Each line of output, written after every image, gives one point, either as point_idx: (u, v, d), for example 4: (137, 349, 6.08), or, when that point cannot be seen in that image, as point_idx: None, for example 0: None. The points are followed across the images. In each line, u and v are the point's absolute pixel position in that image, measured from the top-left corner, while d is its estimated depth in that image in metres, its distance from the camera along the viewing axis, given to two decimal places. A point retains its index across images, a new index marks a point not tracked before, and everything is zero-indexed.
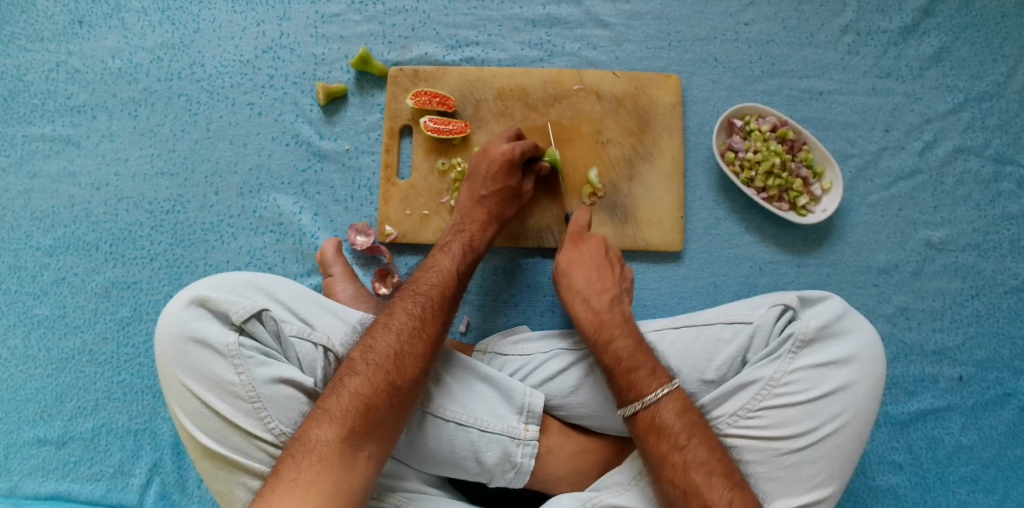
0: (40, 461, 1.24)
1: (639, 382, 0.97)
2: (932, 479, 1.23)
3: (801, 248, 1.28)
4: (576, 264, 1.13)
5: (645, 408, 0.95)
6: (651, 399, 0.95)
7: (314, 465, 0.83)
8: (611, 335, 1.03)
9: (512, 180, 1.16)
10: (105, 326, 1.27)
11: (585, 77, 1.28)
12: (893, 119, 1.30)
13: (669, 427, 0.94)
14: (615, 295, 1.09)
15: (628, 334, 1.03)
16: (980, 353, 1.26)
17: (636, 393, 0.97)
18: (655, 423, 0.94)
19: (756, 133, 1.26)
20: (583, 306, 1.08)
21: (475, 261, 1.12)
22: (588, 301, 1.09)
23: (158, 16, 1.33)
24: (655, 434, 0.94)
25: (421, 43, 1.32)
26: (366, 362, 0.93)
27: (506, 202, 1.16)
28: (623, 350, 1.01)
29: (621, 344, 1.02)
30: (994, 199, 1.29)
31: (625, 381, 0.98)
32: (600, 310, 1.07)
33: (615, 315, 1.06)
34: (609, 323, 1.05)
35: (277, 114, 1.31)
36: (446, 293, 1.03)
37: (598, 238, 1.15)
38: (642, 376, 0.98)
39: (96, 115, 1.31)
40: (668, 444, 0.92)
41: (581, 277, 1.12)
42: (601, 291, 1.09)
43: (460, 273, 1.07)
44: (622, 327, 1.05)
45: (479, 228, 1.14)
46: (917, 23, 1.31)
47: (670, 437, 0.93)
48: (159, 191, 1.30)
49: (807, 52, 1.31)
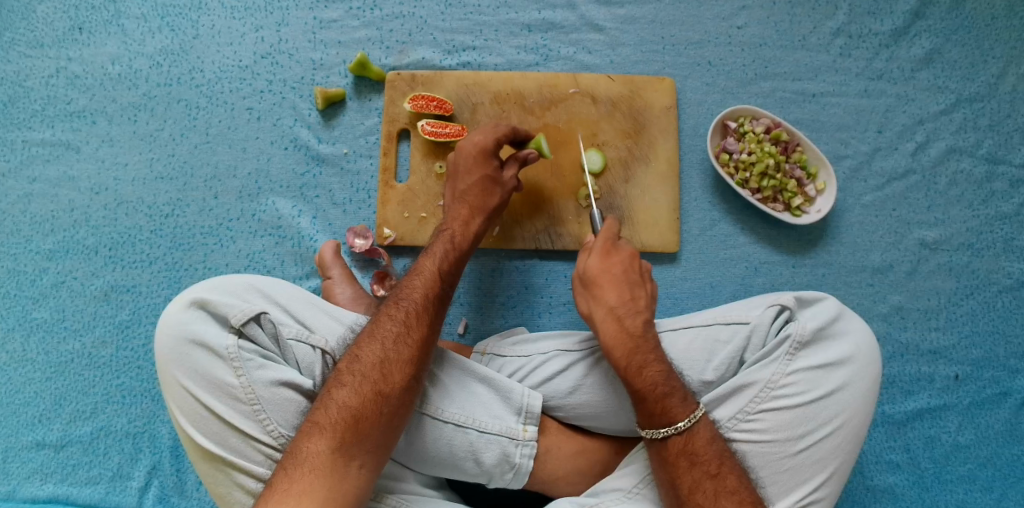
0: (38, 465, 1.24)
1: (673, 409, 0.95)
2: (930, 478, 1.24)
3: (796, 248, 1.29)
4: (609, 280, 1.07)
5: (678, 433, 0.94)
6: (684, 425, 0.94)
7: (305, 476, 0.84)
8: (645, 360, 0.99)
9: (493, 172, 1.16)
10: (104, 329, 1.28)
11: (580, 80, 1.29)
12: (886, 121, 1.31)
13: (701, 454, 0.93)
14: (648, 317, 1.05)
15: (660, 360, 1.00)
16: (976, 352, 1.27)
17: (669, 418, 0.95)
18: (687, 450, 0.94)
19: (749, 134, 1.27)
20: (615, 328, 1.03)
21: (459, 259, 1.10)
22: (621, 323, 1.03)
23: (158, 22, 1.34)
24: (687, 461, 0.93)
25: (418, 48, 1.33)
26: (352, 372, 0.93)
27: (490, 193, 1.16)
28: (658, 376, 0.98)
29: (655, 371, 0.98)
30: (987, 199, 1.30)
31: (658, 407, 0.96)
32: (633, 334, 1.02)
33: (648, 341, 1.02)
34: (642, 348, 1.01)
35: (275, 118, 1.32)
36: (429, 296, 1.02)
37: (631, 250, 1.10)
38: (675, 402, 0.96)
39: (96, 120, 1.32)
40: (701, 472, 0.92)
41: (615, 295, 1.06)
42: (636, 313, 1.04)
43: (443, 272, 1.07)
44: (654, 353, 1.01)
45: (461, 225, 1.13)
46: (907, 25, 1.33)
47: (702, 464, 0.93)
48: (159, 196, 1.31)
49: (800, 54, 1.33)
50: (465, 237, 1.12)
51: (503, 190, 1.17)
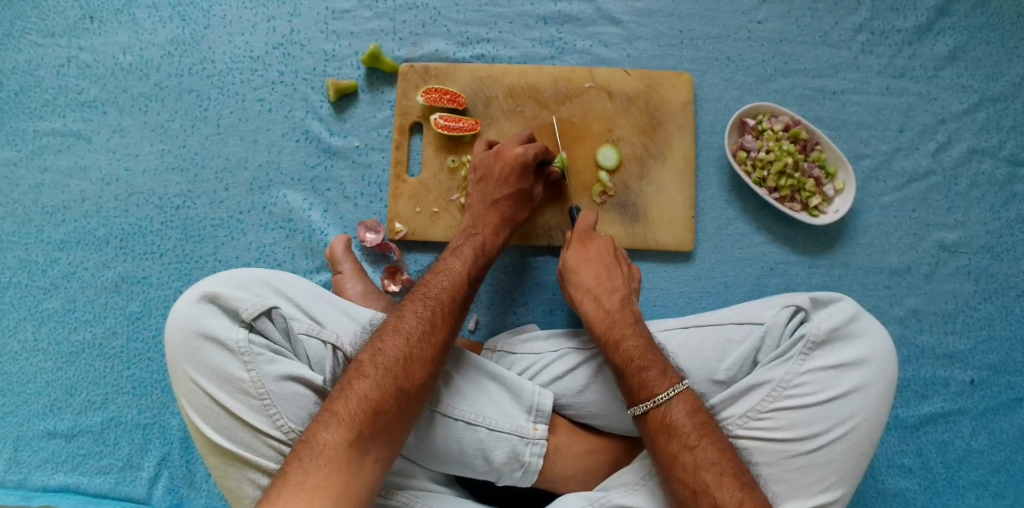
0: (49, 453, 1.25)
1: (650, 381, 0.96)
2: (942, 483, 1.23)
3: (812, 248, 1.27)
4: (585, 264, 1.12)
5: (656, 407, 0.94)
6: (662, 397, 0.94)
7: (321, 469, 0.83)
8: (622, 334, 1.03)
9: (527, 185, 1.16)
10: (114, 320, 1.28)
11: (596, 74, 1.27)
12: (907, 119, 1.29)
13: (680, 427, 0.92)
14: (625, 294, 1.10)
15: (638, 333, 1.03)
16: (992, 357, 1.25)
17: (647, 392, 0.95)
18: (665, 423, 0.93)
19: (768, 132, 1.25)
20: (593, 307, 1.08)
21: (486, 265, 1.11)
22: (598, 300, 1.08)
23: (170, 11, 1.33)
24: (666, 434, 0.92)
25: (432, 40, 1.31)
26: (375, 365, 0.92)
27: (521, 205, 1.16)
28: (634, 350, 1.00)
29: (632, 345, 1.01)
30: (1008, 201, 1.27)
31: (636, 381, 0.97)
32: (611, 310, 1.07)
33: (626, 314, 1.07)
34: (620, 322, 1.05)
35: (287, 110, 1.31)
36: (457, 296, 1.02)
37: (605, 239, 1.15)
38: (652, 375, 0.96)
39: (107, 110, 1.32)
40: (678, 444, 0.91)
41: (591, 276, 1.11)
42: (611, 291, 1.09)
43: (469, 276, 1.06)
44: (633, 326, 1.04)
45: (491, 232, 1.14)
46: (931, 22, 1.30)
47: (680, 437, 0.91)
48: (169, 187, 1.30)
49: (820, 51, 1.30)
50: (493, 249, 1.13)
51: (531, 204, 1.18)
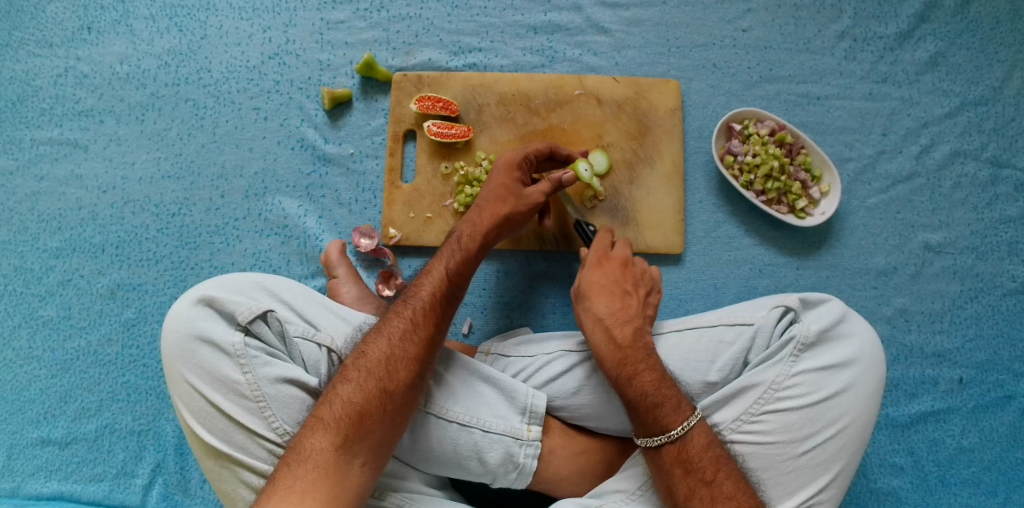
0: (43, 461, 1.25)
1: (665, 417, 0.95)
2: (934, 481, 1.24)
3: (801, 250, 1.29)
4: (599, 290, 1.09)
5: (671, 441, 0.95)
6: (677, 433, 0.94)
7: (309, 473, 0.85)
8: (635, 370, 0.99)
9: (513, 184, 1.12)
10: (110, 327, 1.28)
11: (586, 82, 1.30)
12: (890, 123, 1.32)
13: (695, 462, 0.93)
14: (638, 325, 1.05)
15: (651, 368, 0.99)
16: (980, 356, 1.27)
17: (662, 426, 0.95)
18: (681, 457, 0.94)
19: (754, 136, 1.27)
20: (603, 338, 1.04)
21: (469, 267, 1.06)
22: (609, 331, 1.04)
23: (167, 23, 1.35)
24: (681, 469, 0.93)
25: (425, 49, 1.34)
26: (358, 368, 0.93)
27: (504, 202, 1.11)
28: (649, 385, 0.98)
29: (647, 379, 0.98)
30: (992, 202, 1.30)
31: (650, 416, 0.96)
32: (622, 343, 1.02)
33: (638, 350, 1.02)
34: (632, 357, 1.01)
35: (282, 119, 1.33)
36: (437, 294, 1.02)
37: (623, 257, 1.12)
38: (667, 411, 0.95)
39: (104, 119, 1.33)
40: (694, 479, 0.93)
41: (604, 305, 1.07)
42: (624, 322, 1.05)
43: (452, 273, 1.05)
44: (645, 360, 1.01)
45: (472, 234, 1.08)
46: (912, 28, 1.33)
47: (696, 472, 0.93)
48: (165, 194, 1.31)
49: (804, 57, 1.33)
50: (474, 239, 1.08)
51: (520, 201, 1.11)
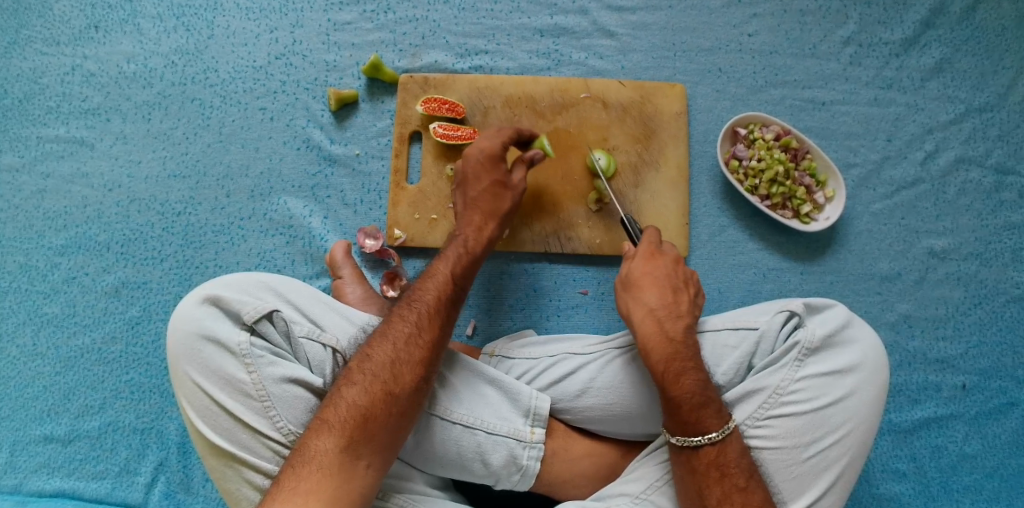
0: (45, 458, 1.25)
1: (706, 419, 0.95)
2: (936, 487, 1.24)
3: (805, 255, 1.29)
4: (652, 282, 1.08)
5: (711, 443, 0.94)
6: (717, 435, 0.94)
7: (314, 475, 0.84)
8: (683, 367, 0.98)
9: (502, 176, 1.17)
10: (113, 325, 1.29)
11: (591, 85, 1.30)
12: (895, 129, 1.32)
13: (732, 466, 0.93)
14: (689, 322, 1.05)
15: (699, 368, 0.99)
16: (983, 362, 1.27)
17: (703, 428, 0.94)
18: (718, 461, 0.94)
19: (759, 141, 1.28)
20: (655, 329, 1.03)
21: (472, 265, 1.11)
22: (661, 324, 1.03)
23: (174, 22, 1.35)
24: (717, 473, 0.93)
25: (431, 51, 1.34)
26: (363, 371, 0.93)
27: (500, 197, 1.17)
28: (696, 385, 0.97)
29: (693, 378, 0.97)
30: (996, 209, 1.30)
31: (692, 416, 0.95)
32: (673, 337, 1.02)
33: (688, 347, 1.01)
34: (681, 354, 1.00)
35: (289, 119, 1.33)
36: (442, 298, 1.03)
37: (674, 256, 1.11)
38: (709, 413, 0.95)
39: (110, 118, 1.34)
40: (730, 484, 0.92)
41: (656, 297, 1.06)
42: (676, 317, 1.04)
43: (456, 276, 1.07)
44: (693, 360, 1.00)
45: (476, 230, 1.14)
46: (917, 35, 1.34)
47: (732, 477, 0.93)
48: (171, 193, 1.32)
49: (810, 63, 1.34)
50: (479, 243, 1.13)
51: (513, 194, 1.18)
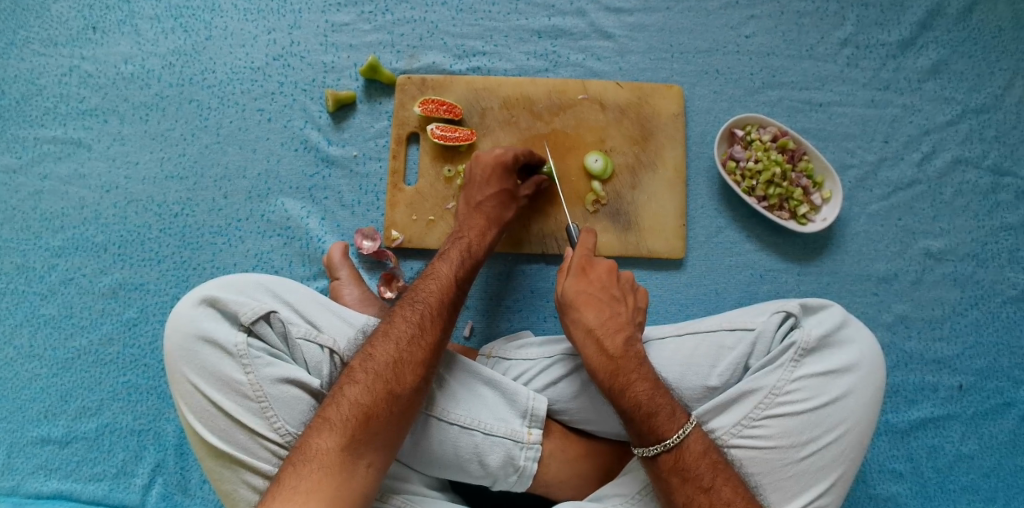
0: (42, 460, 1.25)
1: (660, 426, 0.95)
2: (933, 487, 1.24)
3: (802, 256, 1.30)
4: (587, 300, 1.05)
5: (666, 450, 0.94)
6: (673, 441, 0.94)
7: (315, 473, 0.84)
8: (628, 380, 0.98)
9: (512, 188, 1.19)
10: (111, 326, 1.29)
11: (589, 86, 1.31)
12: (892, 130, 1.32)
13: (693, 469, 0.93)
14: (629, 333, 1.03)
15: (644, 378, 0.98)
16: (979, 362, 1.28)
17: (657, 436, 0.94)
18: (678, 466, 0.93)
19: (756, 142, 1.28)
20: (595, 350, 1.01)
21: (473, 268, 1.12)
22: (600, 343, 1.02)
23: (172, 23, 1.35)
24: (679, 477, 0.93)
25: (429, 52, 1.34)
26: (365, 370, 0.93)
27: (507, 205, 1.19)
28: (642, 395, 0.97)
29: (641, 389, 0.97)
30: (992, 210, 1.30)
31: (645, 426, 0.95)
32: (614, 354, 1.00)
33: (630, 359, 1.00)
34: (625, 369, 0.99)
35: (286, 120, 1.33)
36: (443, 302, 1.03)
37: (608, 264, 1.08)
38: (662, 420, 0.95)
39: (107, 119, 1.34)
40: (693, 487, 0.92)
41: (593, 315, 1.04)
42: (615, 331, 1.03)
43: (459, 279, 1.08)
44: (638, 370, 0.99)
45: (478, 235, 1.15)
46: (914, 36, 1.34)
47: (694, 480, 0.92)
48: (168, 194, 1.32)
49: (807, 64, 1.34)
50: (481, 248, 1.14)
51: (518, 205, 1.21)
